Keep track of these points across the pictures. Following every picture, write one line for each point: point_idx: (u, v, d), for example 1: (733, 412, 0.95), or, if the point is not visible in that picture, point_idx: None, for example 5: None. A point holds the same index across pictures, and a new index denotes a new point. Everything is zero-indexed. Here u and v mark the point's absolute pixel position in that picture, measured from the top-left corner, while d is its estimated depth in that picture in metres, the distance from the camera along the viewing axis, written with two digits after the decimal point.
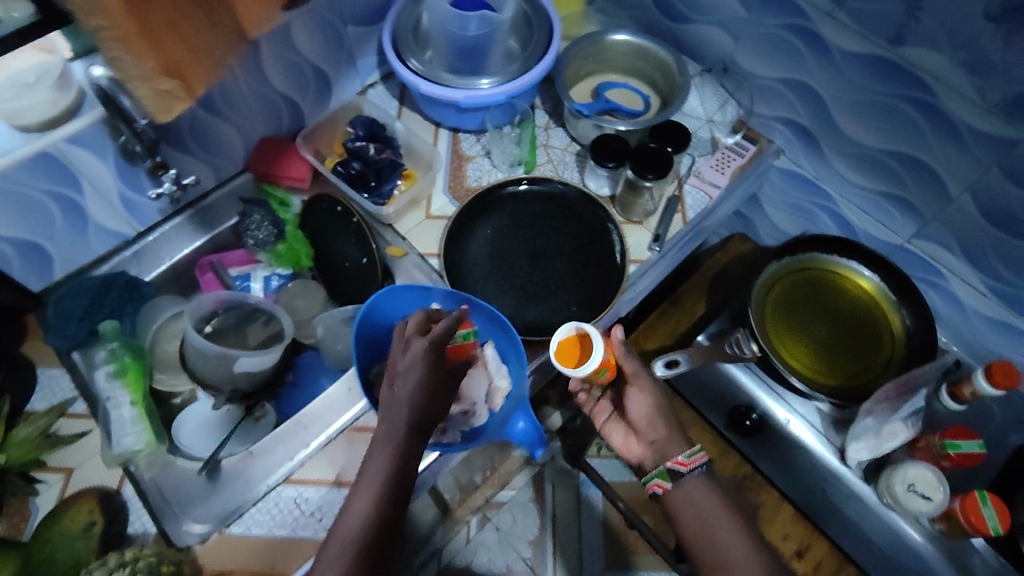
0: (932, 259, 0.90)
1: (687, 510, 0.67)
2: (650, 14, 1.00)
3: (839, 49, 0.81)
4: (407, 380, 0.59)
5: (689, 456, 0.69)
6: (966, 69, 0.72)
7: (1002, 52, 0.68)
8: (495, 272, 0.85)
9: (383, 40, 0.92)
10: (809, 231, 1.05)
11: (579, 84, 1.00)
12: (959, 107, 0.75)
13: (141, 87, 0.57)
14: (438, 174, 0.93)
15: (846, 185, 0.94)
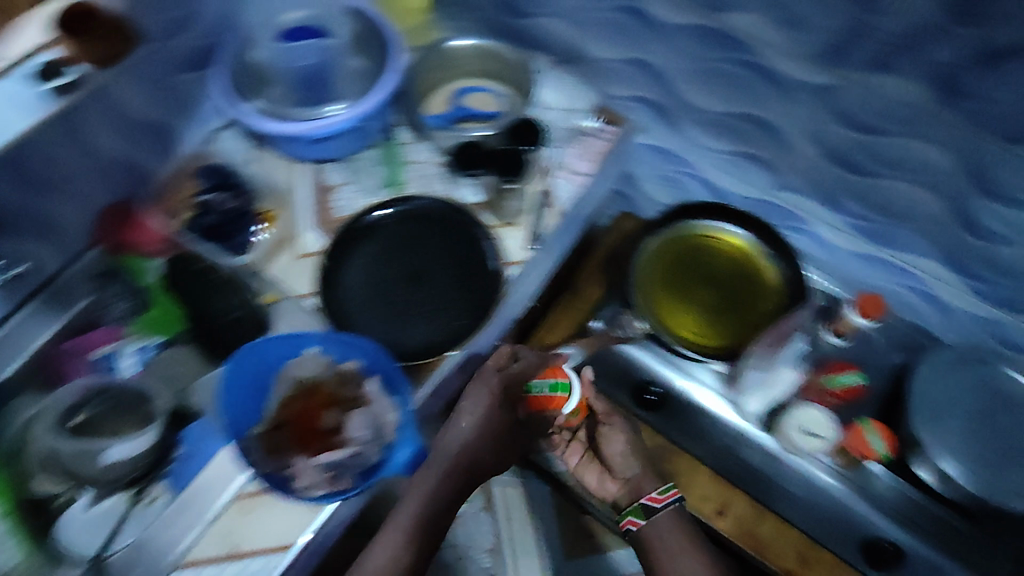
0: (796, 208, 0.94)
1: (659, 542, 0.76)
2: (491, 14, 0.99)
3: (669, 23, 0.82)
4: (477, 412, 0.76)
5: (662, 493, 0.80)
6: (786, 27, 0.73)
7: (809, 5, 0.69)
8: (372, 302, 0.81)
9: (215, 82, 0.85)
10: (685, 200, 1.07)
11: (433, 95, 0.96)
12: (784, 63, 0.76)
13: None
14: (301, 211, 0.90)
15: (706, 152, 0.96)
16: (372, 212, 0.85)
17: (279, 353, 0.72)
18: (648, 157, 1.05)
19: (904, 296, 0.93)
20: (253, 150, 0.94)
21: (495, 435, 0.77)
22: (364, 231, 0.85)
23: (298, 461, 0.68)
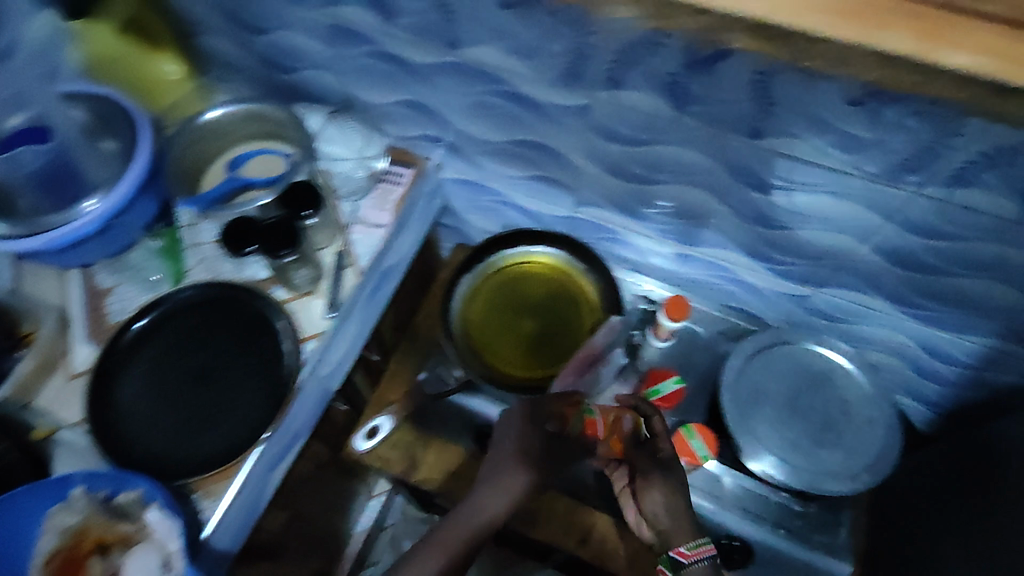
0: (601, 221, 0.93)
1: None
2: (259, 74, 0.93)
3: (421, 63, 0.78)
4: (510, 430, 0.71)
5: (695, 548, 0.64)
6: (521, 56, 0.70)
7: (529, 32, 0.66)
8: (159, 412, 0.75)
9: None
10: (507, 225, 1.05)
11: (207, 170, 0.88)
12: (534, 89, 0.74)
13: None
14: (73, 324, 0.80)
15: (506, 178, 0.94)
16: (136, 321, 0.78)
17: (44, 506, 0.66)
18: (460, 189, 1.01)
19: (724, 287, 0.94)
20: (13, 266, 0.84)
21: (518, 486, 0.66)
22: (144, 335, 0.78)
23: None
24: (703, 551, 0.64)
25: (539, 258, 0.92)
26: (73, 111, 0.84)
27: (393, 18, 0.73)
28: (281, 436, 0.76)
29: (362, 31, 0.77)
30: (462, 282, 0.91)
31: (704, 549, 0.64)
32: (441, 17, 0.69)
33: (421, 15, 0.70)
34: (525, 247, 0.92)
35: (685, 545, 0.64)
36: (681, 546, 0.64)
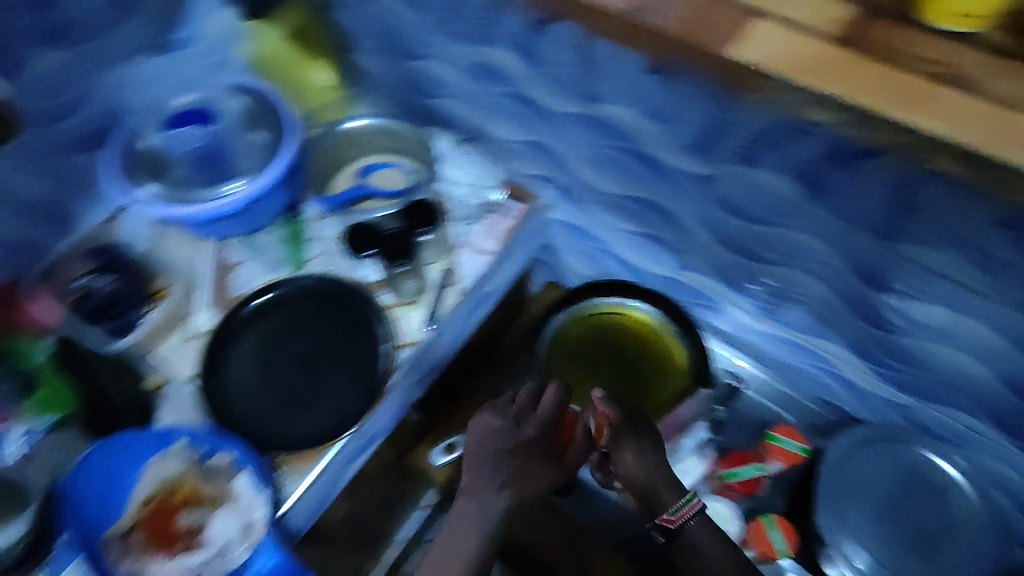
0: (703, 288, 0.92)
1: (697, 553, 0.78)
2: (402, 94, 1.00)
3: (551, 105, 0.80)
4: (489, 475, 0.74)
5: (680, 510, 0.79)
6: (656, 120, 0.72)
7: (662, 95, 0.69)
8: (263, 388, 0.81)
9: (105, 168, 0.84)
10: (645, 233, 0.90)
11: (340, 175, 0.97)
12: (660, 151, 0.75)
13: None
14: (199, 293, 0.88)
15: (684, 195, 0.79)
16: (258, 295, 0.86)
17: (148, 452, 0.69)
18: (563, 230, 1.02)
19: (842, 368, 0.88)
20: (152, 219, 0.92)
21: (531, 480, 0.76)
22: (263, 313, 0.85)
23: (154, 563, 0.66)
24: (686, 513, 0.79)
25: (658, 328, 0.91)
26: (229, 99, 0.92)
27: (539, 67, 0.76)
28: (374, 421, 0.80)
29: (503, 72, 0.81)
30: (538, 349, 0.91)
31: (687, 512, 0.79)
32: (584, 71, 0.72)
33: (565, 67, 0.73)
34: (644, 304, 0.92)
35: (670, 512, 0.78)
36: (668, 513, 0.78)
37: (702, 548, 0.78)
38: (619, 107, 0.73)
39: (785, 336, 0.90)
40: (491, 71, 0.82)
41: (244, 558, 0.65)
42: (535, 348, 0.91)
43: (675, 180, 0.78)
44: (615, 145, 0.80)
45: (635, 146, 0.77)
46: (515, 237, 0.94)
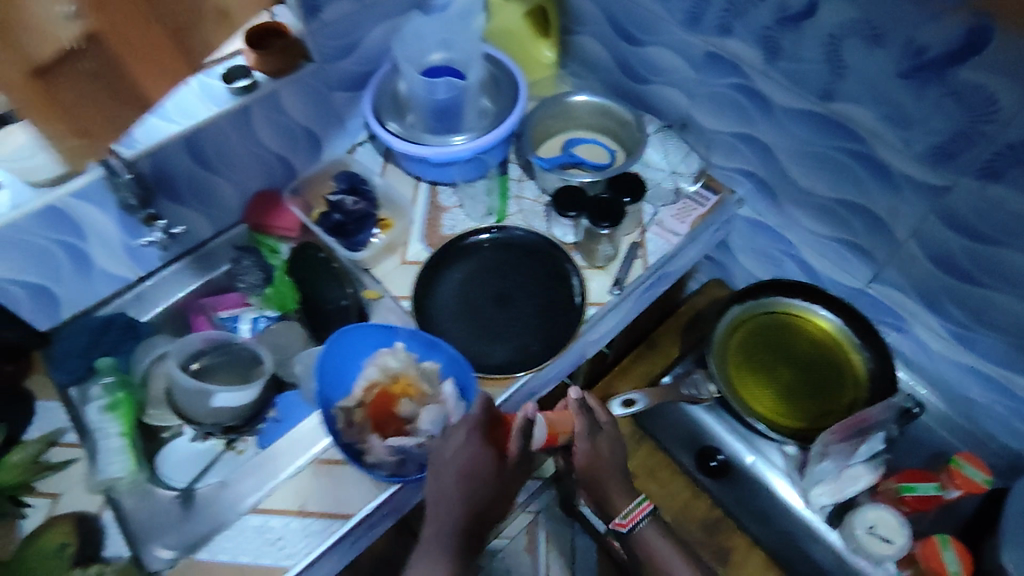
0: (894, 304, 0.90)
1: (648, 553, 0.80)
2: (615, 77, 1.06)
3: (780, 105, 0.84)
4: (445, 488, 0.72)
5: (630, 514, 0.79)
6: (893, 124, 0.74)
7: (916, 102, 0.71)
8: (461, 316, 0.90)
9: (364, 105, 0.98)
10: (842, 238, 0.91)
11: (549, 140, 1.04)
12: (889, 154, 0.77)
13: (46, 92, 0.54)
14: (415, 223, 0.99)
15: (898, 202, 0.80)
16: (475, 234, 0.95)
17: (372, 342, 0.80)
18: (746, 230, 1.04)
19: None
20: (386, 163, 1.06)
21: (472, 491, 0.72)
22: (467, 250, 0.94)
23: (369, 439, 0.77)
24: (636, 516, 0.79)
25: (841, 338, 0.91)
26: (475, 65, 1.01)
27: (777, 61, 0.80)
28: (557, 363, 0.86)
29: (735, 63, 0.86)
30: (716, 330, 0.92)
31: (638, 516, 0.79)
32: (830, 71, 0.76)
33: (809, 65, 0.77)
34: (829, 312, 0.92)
35: (622, 516, 0.79)
36: (622, 516, 0.79)
37: (659, 555, 0.80)
38: (862, 100, 0.75)
39: (979, 368, 0.86)
40: (725, 63, 0.86)
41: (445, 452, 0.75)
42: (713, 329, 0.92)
43: (897, 186, 0.79)
44: (837, 142, 0.81)
45: (861, 148, 0.79)
46: (705, 225, 0.97)
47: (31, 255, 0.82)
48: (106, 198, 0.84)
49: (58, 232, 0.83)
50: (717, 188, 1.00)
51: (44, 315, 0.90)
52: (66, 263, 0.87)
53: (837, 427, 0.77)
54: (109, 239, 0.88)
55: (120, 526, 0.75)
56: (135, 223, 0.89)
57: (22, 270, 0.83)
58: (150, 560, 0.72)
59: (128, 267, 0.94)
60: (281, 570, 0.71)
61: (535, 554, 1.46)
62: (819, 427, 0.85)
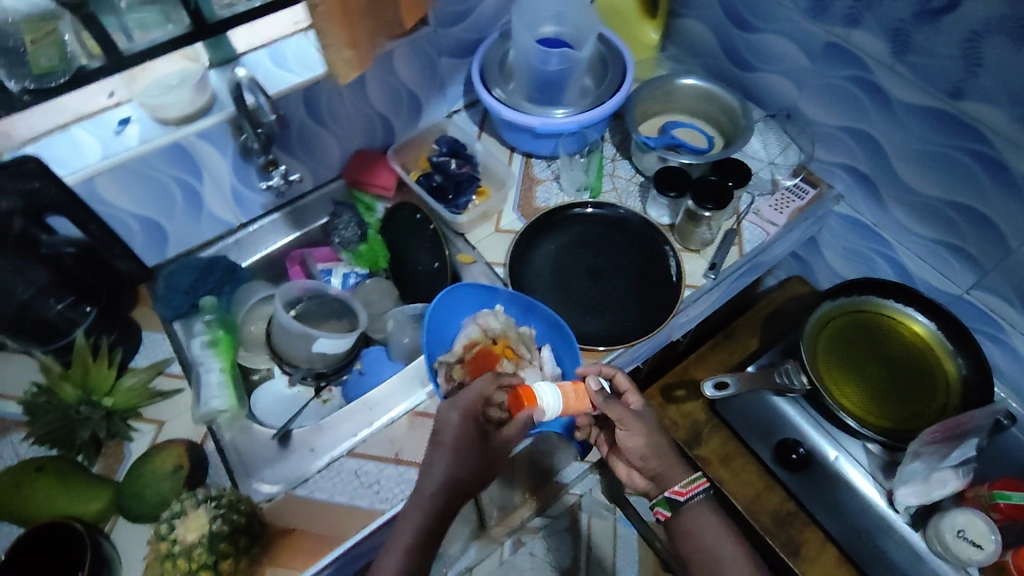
0: (994, 313, 0.89)
1: (699, 535, 0.66)
2: (719, 62, 1.06)
3: (900, 101, 0.83)
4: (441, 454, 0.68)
5: (688, 485, 0.68)
6: None
7: None
8: (555, 285, 0.91)
9: (472, 71, 0.99)
10: (946, 241, 0.89)
11: (648, 121, 1.04)
12: (1017, 158, 0.75)
13: (332, 54, 0.72)
14: (510, 192, 1.01)
15: (1015, 207, 0.79)
16: (578, 207, 0.96)
17: (476, 302, 0.83)
18: (838, 227, 1.03)
19: None
20: (480, 132, 1.09)
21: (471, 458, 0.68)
22: (563, 223, 0.95)
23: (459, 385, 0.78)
24: (695, 488, 0.68)
25: (936, 343, 0.88)
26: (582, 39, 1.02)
27: (905, 55, 0.80)
28: (649, 341, 0.86)
29: (858, 55, 0.85)
30: (806, 324, 0.92)
31: (697, 489, 0.68)
32: (964, 68, 0.75)
33: (941, 60, 0.76)
34: (925, 316, 0.90)
35: (680, 483, 0.68)
36: (678, 485, 0.68)
37: (713, 542, 0.66)
38: (996, 102, 0.74)
39: None
40: (847, 54, 0.86)
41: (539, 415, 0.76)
42: (805, 323, 0.92)
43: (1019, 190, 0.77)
44: (958, 141, 0.80)
45: (985, 149, 0.78)
46: (802, 218, 0.97)
47: (152, 190, 0.85)
48: (226, 141, 0.86)
49: (179, 170, 0.85)
50: (816, 182, 0.99)
51: (154, 250, 0.93)
52: (180, 202, 0.90)
53: (936, 428, 0.76)
54: (221, 181, 0.91)
55: (222, 458, 0.77)
56: (247, 168, 0.92)
57: (142, 204, 0.86)
58: (255, 492, 0.75)
59: (233, 211, 0.97)
60: (377, 512, 0.73)
61: (577, 533, 1.48)
62: (911, 428, 0.84)
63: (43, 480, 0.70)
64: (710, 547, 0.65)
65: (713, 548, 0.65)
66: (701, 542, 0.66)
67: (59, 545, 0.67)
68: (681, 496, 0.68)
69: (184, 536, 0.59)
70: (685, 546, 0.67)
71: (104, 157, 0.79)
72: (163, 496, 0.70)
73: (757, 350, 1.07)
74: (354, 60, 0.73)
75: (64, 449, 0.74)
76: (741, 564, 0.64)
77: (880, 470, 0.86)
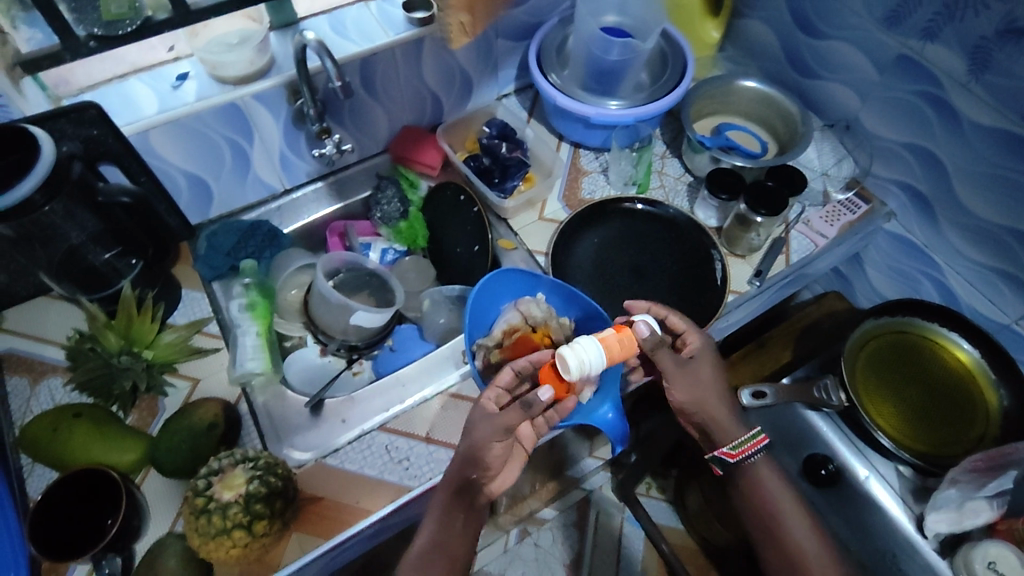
0: None
1: (756, 492, 0.73)
2: (780, 67, 1.04)
3: (970, 120, 0.81)
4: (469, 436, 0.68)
5: (738, 448, 0.72)
6: None
7: None
8: (597, 278, 0.90)
9: (529, 54, 0.98)
10: (1000, 269, 0.87)
11: (701, 121, 1.03)
12: None
13: (449, 17, 0.88)
14: (556, 181, 0.99)
15: None
16: (627, 202, 0.95)
17: (518, 288, 0.82)
18: (884, 247, 1.01)
19: None
20: (529, 117, 1.07)
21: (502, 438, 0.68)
22: (609, 216, 0.94)
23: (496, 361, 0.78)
24: (749, 450, 0.72)
25: (977, 371, 0.87)
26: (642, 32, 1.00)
27: (983, 73, 0.77)
28: None
29: (931, 70, 0.83)
30: (846, 338, 0.90)
31: (748, 451, 0.72)
32: None
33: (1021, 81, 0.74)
34: (967, 342, 0.88)
35: (731, 446, 0.72)
36: (729, 447, 0.73)
37: (771, 495, 0.72)
38: None
39: None
40: (919, 67, 0.84)
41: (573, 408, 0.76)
42: (845, 337, 0.91)
43: None
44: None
45: None
46: (851, 232, 0.95)
47: (204, 149, 0.85)
48: (281, 104, 0.85)
49: (232, 130, 0.85)
50: (869, 198, 0.97)
51: (198, 209, 0.93)
52: (229, 163, 0.89)
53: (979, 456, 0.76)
54: (271, 145, 0.90)
55: (255, 422, 0.78)
56: (297, 133, 0.91)
57: (192, 162, 0.85)
58: (286, 457, 0.76)
59: (278, 176, 0.96)
60: (405, 489, 0.73)
61: (583, 529, 1.48)
62: (947, 455, 0.82)
63: (80, 427, 0.70)
64: (770, 501, 0.72)
65: (779, 505, 0.72)
66: (765, 496, 0.72)
67: (92, 491, 0.67)
68: (731, 457, 0.73)
69: (221, 494, 0.59)
70: (746, 500, 0.73)
71: (161, 111, 0.78)
72: (197, 453, 0.71)
73: (789, 362, 1.03)
74: (467, 25, 0.91)
75: (101, 398, 0.75)
76: (802, 523, 0.71)
77: (911, 495, 0.84)
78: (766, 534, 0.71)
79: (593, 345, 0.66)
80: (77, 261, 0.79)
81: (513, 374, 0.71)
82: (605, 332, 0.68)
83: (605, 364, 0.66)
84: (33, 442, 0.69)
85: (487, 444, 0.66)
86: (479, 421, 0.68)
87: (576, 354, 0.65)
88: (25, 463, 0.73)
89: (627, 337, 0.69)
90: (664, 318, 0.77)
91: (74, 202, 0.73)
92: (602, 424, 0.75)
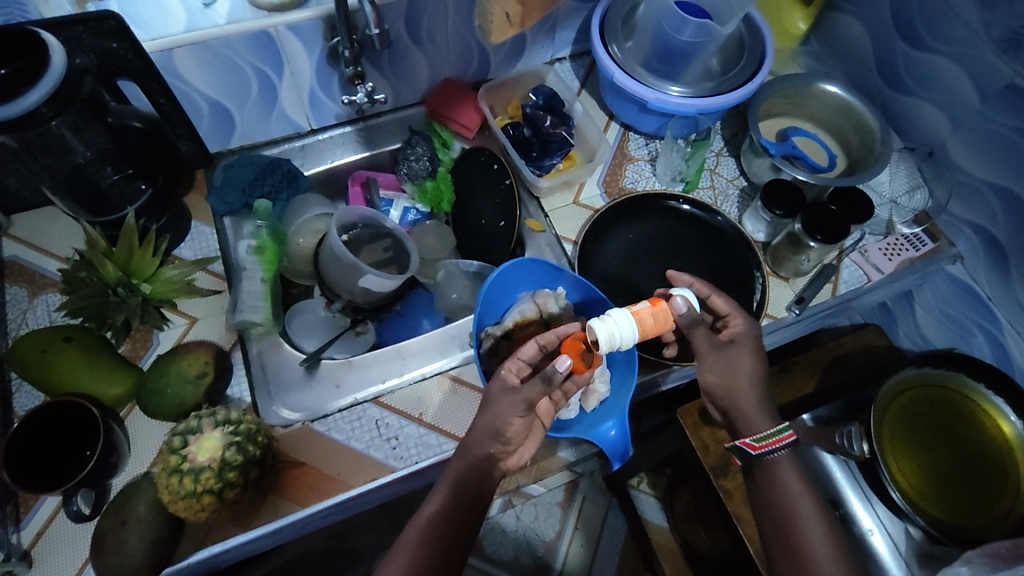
0: None
1: (779, 497, 0.68)
2: (868, 73, 0.93)
3: None
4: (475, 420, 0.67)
5: (763, 440, 0.69)
6: None
7: None
8: (625, 277, 0.85)
9: (593, 21, 0.89)
10: None
11: (769, 120, 0.94)
12: None
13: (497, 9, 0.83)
14: (599, 166, 0.92)
15: None
16: (673, 199, 0.88)
17: (537, 279, 0.77)
18: (938, 292, 0.92)
19: None
20: (580, 88, 0.99)
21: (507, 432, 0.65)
22: (649, 212, 0.87)
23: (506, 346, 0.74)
24: (773, 444, 0.69)
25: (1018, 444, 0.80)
26: None
27: None
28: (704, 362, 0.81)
29: None
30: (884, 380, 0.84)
31: (774, 445, 0.68)
32: None
33: None
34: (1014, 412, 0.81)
35: (754, 438, 0.69)
36: (752, 438, 0.69)
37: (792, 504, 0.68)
38: None
39: None
40: None
41: (575, 416, 0.72)
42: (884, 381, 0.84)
43: None
44: None
45: None
46: (910, 270, 0.87)
47: (230, 75, 0.79)
48: (317, 39, 0.79)
49: (261, 60, 0.78)
50: (936, 235, 0.89)
51: (218, 137, 0.88)
52: (256, 94, 0.83)
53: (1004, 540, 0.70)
54: (301, 81, 0.84)
55: (247, 371, 0.75)
56: (331, 71, 0.84)
57: (215, 87, 0.80)
58: (273, 415, 0.74)
59: (306, 115, 0.91)
60: (388, 469, 0.71)
61: (567, 510, 1.46)
62: (963, 526, 0.77)
63: (69, 352, 0.68)
64: (791, 508, 0.67)
65: (796, 517, 0.67)
66: (781, 503, 0.68)
67: (74, 417, 0.66)
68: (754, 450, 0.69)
69: (195, 457, 0.57)
70: (765, 506, 0.69)
71: (188, 30, 0.73)
72: (184, 400, 0.68)
73: (812, 394, 0.96)
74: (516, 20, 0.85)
75: (94, 324, 0.72)
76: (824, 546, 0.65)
77: (917, 558, 0.79)
78: (780, 541, 0.67)
79: (627, 321, 0.61)
80: (84, 179, 0.75)
81: (537, 348, 0.67)
82: (640, 305, 0.64)
83: (636, 339, 0.61)
84: (20, 361, 0.67)
85: (505, 424, 0.64)
86: (493, 403, 0.65)
87: (606, 329, 0.60)
88: (14, 377, 0.72)
89: (661, 312, 0.64)
90: (707, 297, 0.72)
91: (82, 115, 0.68)
92: (604, 441, 0.72)
